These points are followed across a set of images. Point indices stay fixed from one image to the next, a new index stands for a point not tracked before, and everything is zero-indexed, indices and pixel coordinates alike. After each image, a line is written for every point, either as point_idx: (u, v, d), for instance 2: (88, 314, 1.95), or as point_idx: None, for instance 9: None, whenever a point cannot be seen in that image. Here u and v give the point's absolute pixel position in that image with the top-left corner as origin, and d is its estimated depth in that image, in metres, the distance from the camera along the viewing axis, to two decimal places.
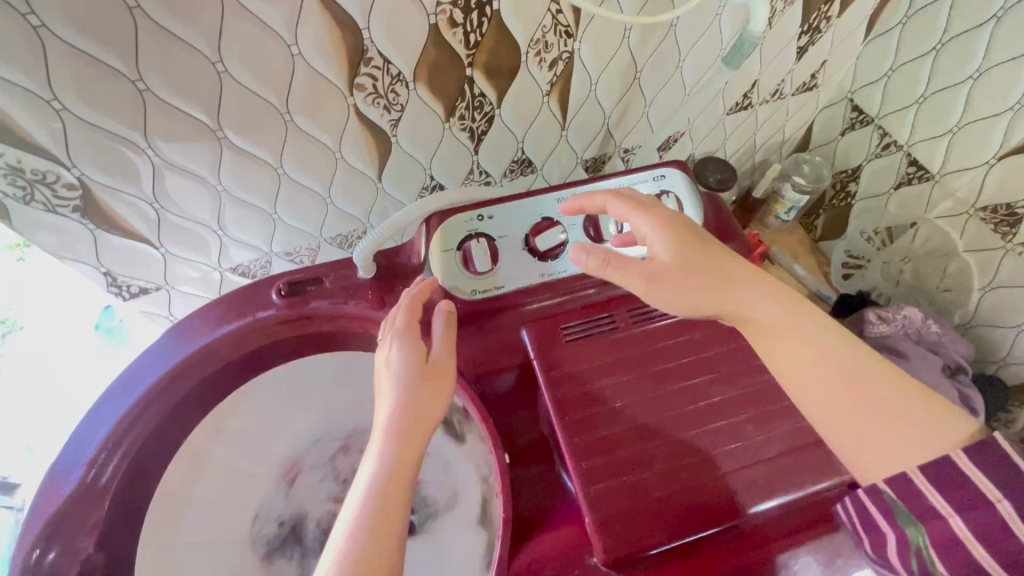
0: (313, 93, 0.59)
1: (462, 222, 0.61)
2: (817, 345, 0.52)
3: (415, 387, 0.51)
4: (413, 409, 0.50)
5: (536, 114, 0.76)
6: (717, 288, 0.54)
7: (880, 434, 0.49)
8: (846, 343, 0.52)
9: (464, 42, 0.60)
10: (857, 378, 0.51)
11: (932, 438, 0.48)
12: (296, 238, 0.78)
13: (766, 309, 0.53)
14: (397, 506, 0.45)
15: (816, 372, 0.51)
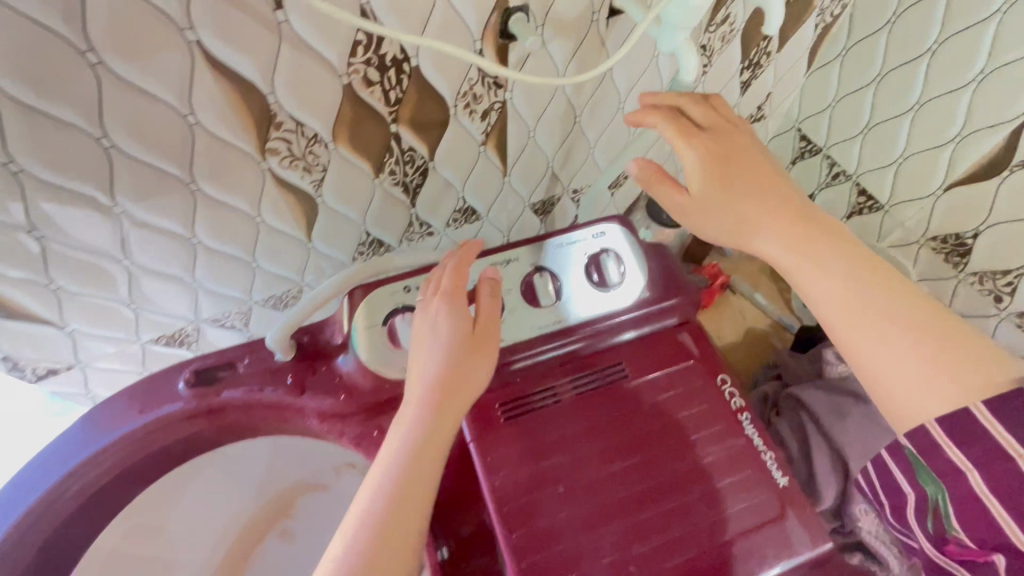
0: (221, 161, 0.54)
1: (388, 294, 0.56)
2: (835, 268, 0.50)
3: (454, 358, 0.49)
4: (448, 382, 0.48)
5: (474, 164, 0.72)
6: (763, 214, 0.51)
7: (886, 372, 0.48)
8: (874, 280, 0.49)
9: (384, 99, 0.57)
10: (882, 311, 0.48)
11: (943, 387, 0.47)
12: (223, 304, 0.73)
13: (784, 237, 0.51)
14: (418, 493, 0.43)
15: (853, 297, 0.49)
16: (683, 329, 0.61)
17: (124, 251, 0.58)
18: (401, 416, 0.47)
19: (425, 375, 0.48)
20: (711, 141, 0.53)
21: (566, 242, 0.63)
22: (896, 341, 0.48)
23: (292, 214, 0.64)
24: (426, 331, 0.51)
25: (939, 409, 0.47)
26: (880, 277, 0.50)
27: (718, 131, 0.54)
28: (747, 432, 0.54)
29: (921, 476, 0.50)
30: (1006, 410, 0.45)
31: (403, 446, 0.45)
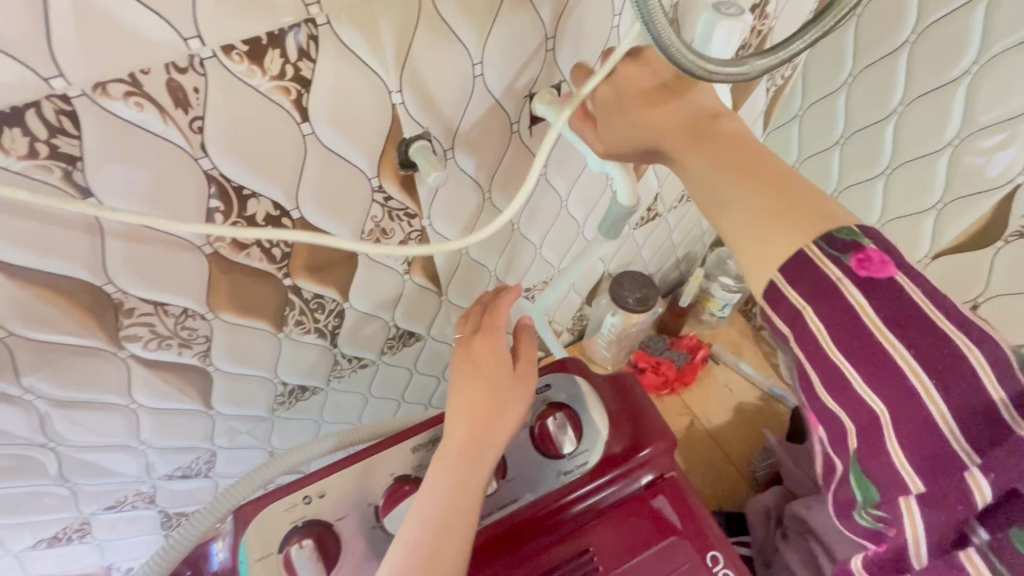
0: (59, 361, 0.44)
1: (287, 504, 0.46)
2: (697, 166, 0.41)
3: (502, 388, 0.48)
4: (492, 409, 0.47)
5: (400, 293, 0.62)
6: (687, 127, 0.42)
7: (724, 225, 0.39)
8: (741, 167, 0.40)
9: (268, 258, 0.47)
10: (726, 189, 0.39)
11: (775, 236, 0.37)
12: (115, 490, 0.61)
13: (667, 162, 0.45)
14: (461, 518, 0.42)
15: (718, 180, 0.40)
16: (661, 489, 0.52)
17: None
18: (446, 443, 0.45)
19: (466, 405, 0.46)
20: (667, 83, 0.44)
21: None
22: (732, 206, 0.39)
23: (176, 391, 0.53)
24: (461, 357, 0.50)
25: (779, 255, 0.36)
26: (755, 170, 0.39)
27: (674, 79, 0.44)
28: None
29: (765, 350, 0.41)
30: (805, 270, 0.35)
31: (448, 476, 0.44)
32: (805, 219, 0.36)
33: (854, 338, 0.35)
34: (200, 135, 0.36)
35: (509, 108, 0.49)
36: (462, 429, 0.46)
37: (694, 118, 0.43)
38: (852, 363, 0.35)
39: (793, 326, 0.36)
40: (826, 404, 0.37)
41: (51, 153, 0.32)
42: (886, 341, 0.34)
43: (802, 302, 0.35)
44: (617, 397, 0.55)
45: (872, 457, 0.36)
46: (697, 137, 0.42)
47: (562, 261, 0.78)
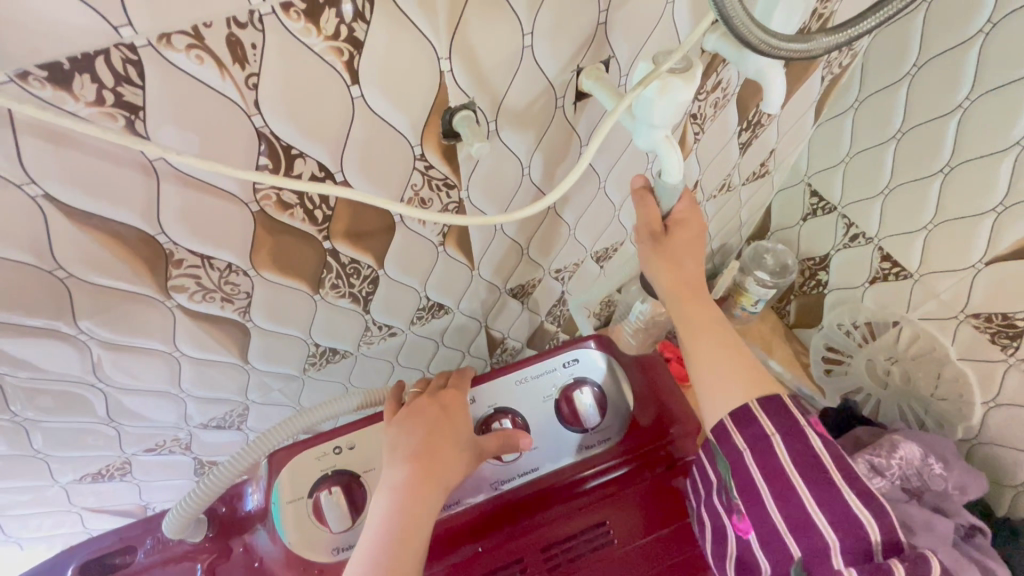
0: (113, 307, 0.46)
1: (317, 457, 0.48)
2: (693, 318, 0.51)
3: (432, 428, 0.47)
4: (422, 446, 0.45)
5: (433, 265, 0.63)
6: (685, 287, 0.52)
7: (696, 349, 0.50)
8: (717, 329, 0.51)
9: (309, 219, 0.48)
10: (699, 326, 0.51)
11: (726, 362, 0.49)
12: (156, 434, 0.65)
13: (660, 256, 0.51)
14: (415, 548, 0.41)
15: (705, 322, 0.51)
16: (682, 472, 0.54)
17: (10, 405, 0.50)
18: (387, 481, 0.44)
19: (396, 448, 0.46)
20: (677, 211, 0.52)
21: (530, 374, 0.53)
22: (703, 333, 0.50)
23: (217, 343, 0.55)
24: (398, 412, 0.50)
25: (731, 401, 0.48)
26: (702, 298, 0.52)
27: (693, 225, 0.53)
28: None
29: (721, 458, 0.49)
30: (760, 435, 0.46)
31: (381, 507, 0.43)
32: (761, 388, 0.48)
33: (781, 476, 0.45)
34: (254, 92, 0.36)
35: (556, 83, 0.49)
36: (394, 470, 0.45)
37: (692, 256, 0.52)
38: (806, 486, 0.44)
39: (757, 451, 0.46)
40: (763, 501, 0.46)
41: (117, 102, 0.33)
42: (800, 487, 0.44)
43: (772, 431, 0.45)
44: (642, 380, 0.55)
45: (809, 544, 0.43)
46: (682, 259, 0.51)
47: (595, 244, 0.77)
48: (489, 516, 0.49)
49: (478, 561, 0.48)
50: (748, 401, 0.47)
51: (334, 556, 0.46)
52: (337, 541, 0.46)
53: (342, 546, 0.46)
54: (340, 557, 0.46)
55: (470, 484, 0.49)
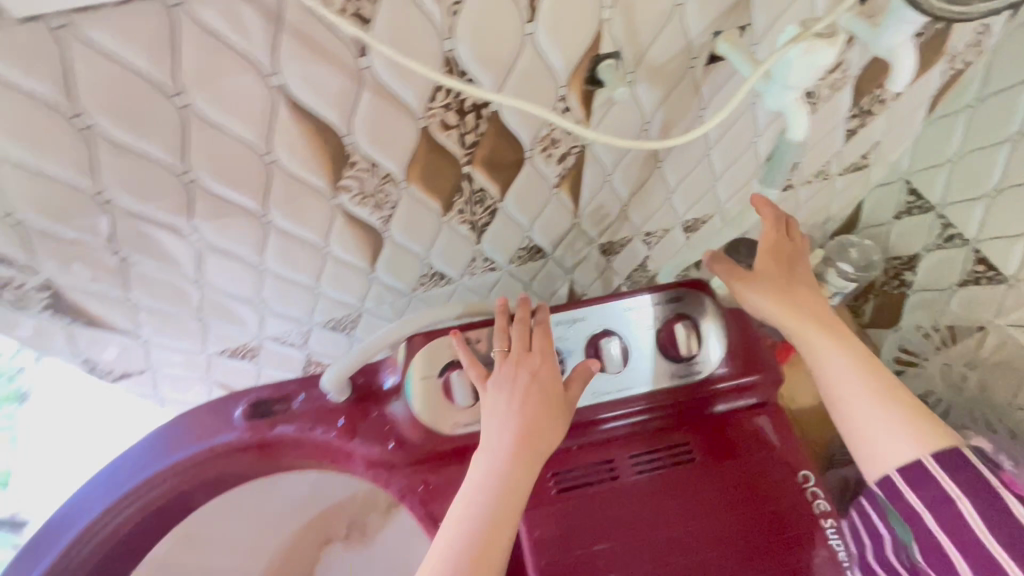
0: (293, 197, 0.55)
1: (448, 346, 0.53)
2: (839, 363, 0.54)
3: (555, 378, 0.49)
4: (543, 391, 0.48)
5: (544, 206, 0.69)
6: (812, 326, 0.56)
7: (848, 393, 0.53)
8: (870, 368, 0.54)
9: (460, 142, 0.55)
10: (850, 374, 0.53)
11: (882, 404, 0.52)
12: (286, 324, 0.74)
13: (766, 291, 0.58)
14: (523, 482, 0.44)
15: (853, 370, 0.53)
16: (763, 411, 0.54)
17: (195, 273, 0.59)
18: (491, 413, 0.47)
19: (513, 382, 0.48)
20: (779, 231, 0.60)
21: (642, 303, 0.56)
22: (836, 369, 0.54)
23: (357, 246, 0.64)
24: (516, 341, 0.51)
25: (903, 454, 0.51)
26: (844, 336, 0.56)
27: (791, 245, 0.60)
28: (827, 544, 0.48)
29: (896, 519, 0.53)
30: (930, 487, 0.49)
31: (501, 435, 0.46)
32: (920, 426, 0.51)
33: (965, 529, 0.50)
34: (454, 19, 0.43)
35: (695, 43, 0.53)
36: (512, 402, 0.47)
37: (797, 279, 0.59)
38: (999, 544, 0.48)
39: (938, 509, 0.50)
40: (954, 562, 0.50)
41: (355, 12, 0.40)
42: (992, 544, 0.48)
43: (957, 492, 0.49)
44: (736, 329, 0.57)
45: None
46: (785, 290, 0.58)
47: (688, 212, 0.82)
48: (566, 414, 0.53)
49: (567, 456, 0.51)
50: (923, 458, 0.50)
51: (454, 431, 0.51)
52: (458, 418, 0.52)
53: (462, 423, 0.51)
54: (458, 432, 0.51)
55: None
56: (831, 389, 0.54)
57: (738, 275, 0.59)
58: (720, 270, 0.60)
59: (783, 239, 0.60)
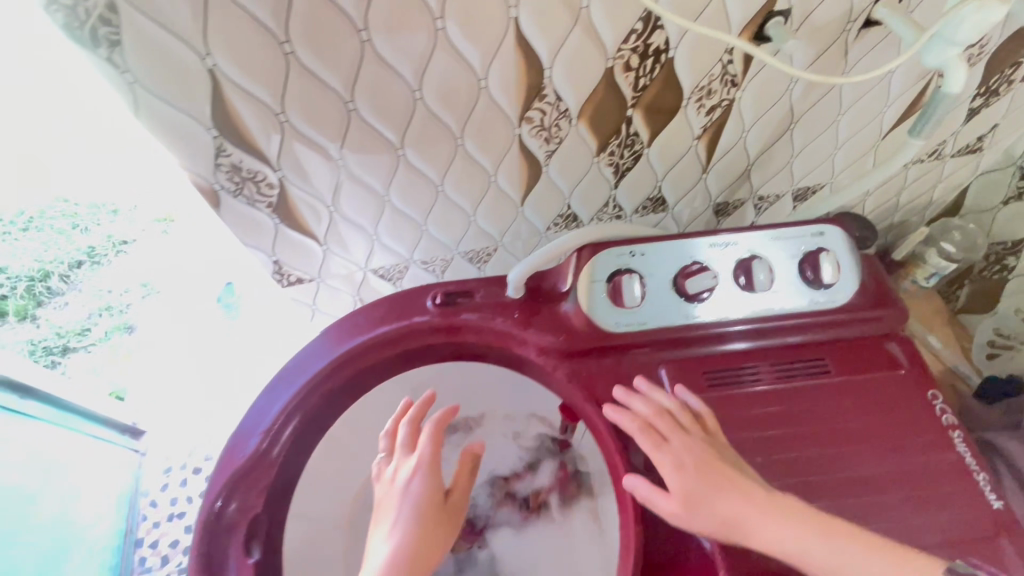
0: (487, 122, 0.63)
1: (615, 255, 0.60)
2: (790, 530, 0.47)
3: (437, 489, 0.57)
4: (430, 509, 0.56)
5: (680, 157, 0.77)
6: (749, 504, 0.49)
7: (812, 549, 0.46)
8: (767, 509, 0.48)
9: (633, 84, 0.63)
10: (767, 514, 0.48)
11: (832, 544, 0.46)
12: (435, 250, 0.83)
13: (697, 502, 0.50)
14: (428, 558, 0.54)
15: (790, 516, 0.47)
16: (892, 339, 0.60)
17: (388, 186, 0.69)
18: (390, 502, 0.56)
19: (406, 494, 0.56)
20: (697, 448, 0.52)
21: (785, 236, 0.61)
22: (764, 529, 0.48)
23: (518, 177, 0.73)
24: (407, 454, 0.59)
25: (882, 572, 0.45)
26: (728, 482, 0.50)
27: (710, 444, 0.52)
28: (958, 450, 0.53)
29: None
30: None
31: (386, 552, 0.53)
32: (896, 553, 0.45)
33: None
34: None
35: (857, 5, 0.59)
36: (403, 516, 0.55)
37: (730, 452, 0.52)
38: None
39: None
40: None
41: None
42: None
43: None
44: (870, 271, 0.62)
45: None
46: (733, 484, 0.50)
47: (803, 178, 0.87)
48: (716, 323, 0.59)
49: (717, 360, 0.58)
50: None
51: (616, 328, 0.59)
52: (620, 317, 0.59)
53: (624, 322, 0.59)
54: (619, 329, 0.58)
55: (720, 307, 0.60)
56: (784, 548, 0.47)
57: (666, 452, 0.52)
58: (626, 425, 0.54)
59: (672, 441, 0.52)
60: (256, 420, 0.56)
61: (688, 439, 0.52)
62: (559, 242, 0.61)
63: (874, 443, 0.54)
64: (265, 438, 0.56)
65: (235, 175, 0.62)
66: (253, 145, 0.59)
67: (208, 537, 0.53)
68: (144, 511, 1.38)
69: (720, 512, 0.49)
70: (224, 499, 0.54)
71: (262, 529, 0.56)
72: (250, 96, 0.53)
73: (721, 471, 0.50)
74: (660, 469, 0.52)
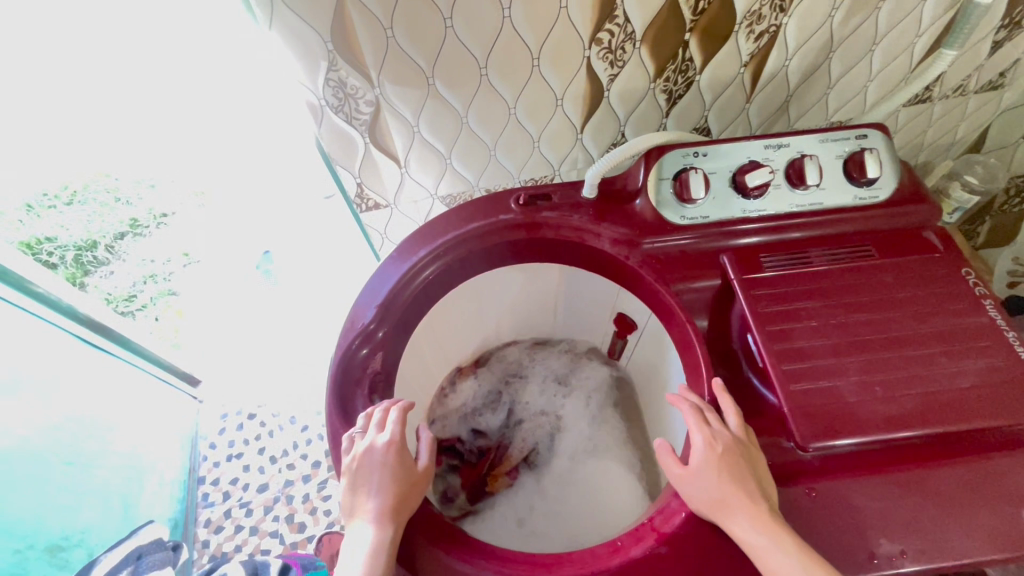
0: (561, 43, 0.70)
1: (680, 156, 0.67)
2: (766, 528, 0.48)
3: (410, 462, 0.56)
4: (402, 475, 0.55)
5: (728, 85, 0.84)
6: (749, 501, 0.49)
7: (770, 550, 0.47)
8: (755, 512, 0.48)
9: (693, 7, 0.70)
10: (746, 511, 0.48)
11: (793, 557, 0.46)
12: (500, 177, 0.91)
13: (713, 466, 0.51)
14: (402, 515, 0.53)
15: (769, 524, 0.48)
16: (929, 230, 0.67)
17: (467, 108, 0.76)
18: (362, 473, 0.54)
19: (384, 468, 0.54)
20: (731, 442, 0.52)
21: (829, 139, 0.68)
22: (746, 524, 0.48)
23: (582, 101, 0.80)
24: (380, 431, 0.56)
25: None
26: (748, 476, 0.50)
27: (745, 449, 0.52)
28: (990, 313, 0.59)
29: None
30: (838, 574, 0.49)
31: (366, 517, 0.52)
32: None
33: None
34: None
35: None
36: (381, 482, 0.54)
37: (759, 466, 0.52)
38: None
39: None
40: None
41: None
42: None
43: None
44: (910, 174, 0.69)
45: None
46: (746, 481, 0.50)
47: (837, 111, 0.94)
48: (772, 217, 0.67)
49: (773, 249, 0.66)
50: None
51: (680, 221, 0.67)
52: (683, 211, 0.67)
53: (686, 215, 0.66)
54: (683, 222, 0.66)
55: (772, 202, 0.67)
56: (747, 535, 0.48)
57: (710, 432, 0.53)
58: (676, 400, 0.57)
59: (714, 424, 0.53)
60: (371, 296, 0.63)
61: (725, 430, 0.53)
62: (629, 145, 0.67)
63: (913, 309, 0.60)
64: (378, 313, 0.63)
65: (340, 91, 0.70)
66: (359, 60, 0.66)
67: (341, 384, 0.60)
68: (204, 452, 1.47)
69: (712, 493, 0.50)
70: (353, 354, 0.61)
71: (379, 388, 0.63)
72: (367, 10, 0.61)
73: (738, 470, 0.51)
74: (693, 436, 0.53)
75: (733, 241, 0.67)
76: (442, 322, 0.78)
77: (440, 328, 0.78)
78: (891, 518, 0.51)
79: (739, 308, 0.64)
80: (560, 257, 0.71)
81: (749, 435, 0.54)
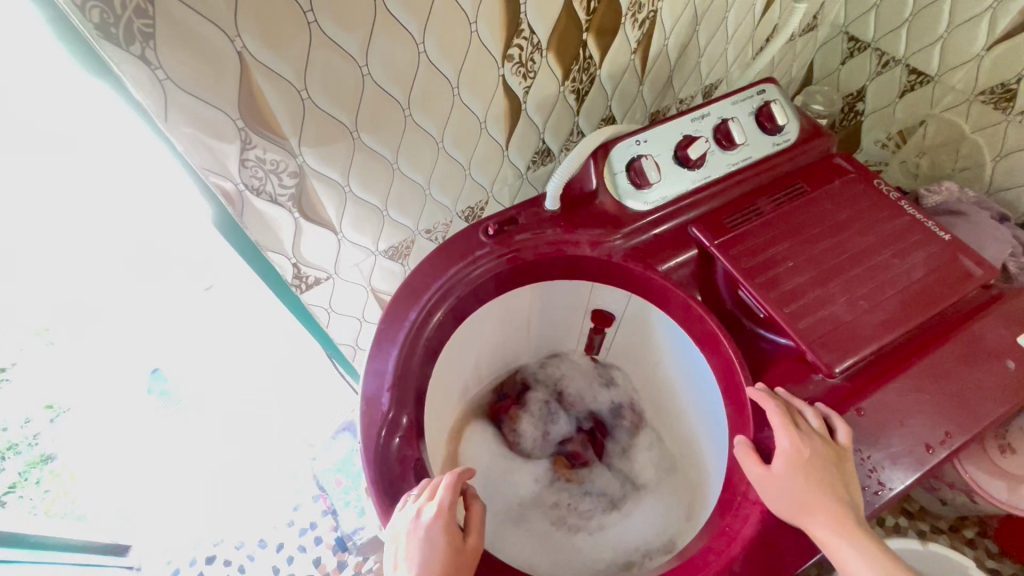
0: (477, 67, 0.69)
1: (624, 148, 0.70)
2: (839, 519, 0.50)
3: (458, 537, 0.52)
4: (452, 549, 0.51)
5: (623, 73, 0.88)
6: (829, 498, 0.51)
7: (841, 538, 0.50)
8: (831, 507, 0.51)
9: (586, 8, 0.72)
10: (824, 504, 0.51)
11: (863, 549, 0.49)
12: (437, 215, 0.87)
13: (800, 467, 0.52)
14: None
15: (841, 519, 0.50)
16: (837, 156, 0.76)
17: (397, 153, 0.72)
18: (402, 536, 0.50)
19: (429, 540, 0.50)
20: (818, 443, 0.54)
21: (737, 100, 0.75)
22: (825, 519, 0.50)
23: (503, 118, 0.79)
24: (427, 500, 0.52)
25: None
26: (832, 476, 0.52)
27: (834, 452, 0.54)
28: (909, 212, 0.69)
29: None
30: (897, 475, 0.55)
31: None
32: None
33: None
34: None
35: None
36: (425, 555, 0.50)
37: (845, 469, 0.53)
38: None
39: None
40: None
41: None
42: None
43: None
44: (805, 115, 0.78)
45: None
46: (830, 480, 0.52)
47: (708, 75, 1.04)
48: (717, 181, 0.72)
49: (728, 209, 0.71)
50: None
51: (645, 207, 0.69)
52: (646, 197, 0.69)
53: (649, 200, 0.69)
54: (648, 207, 0.69)
55: (713, 167, 0.72)
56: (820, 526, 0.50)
57: (800, 436, 0.54)
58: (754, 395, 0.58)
59: (802, 428, 0.55)
60: (379, 380, 0.58)
61: (813, 433, 0.55)
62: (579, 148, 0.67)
63: (856, 227, 0.68)
64: (394, 396, 0.57)
65: (258, 169, 0.62)
66: (276, 132, 0.59)
67: (383, 486, 0.54)
68: None
69: (794, 489, 0.52)
70: (384, 448, 0.55)
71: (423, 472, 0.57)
72: (276, 77, 0.55)
73: (825, 471, 0.52)
74: (779, 439, 0.55)
75: (694, 212, 0.70)
76: (444, 381, 0.73)
77: (440, 387, 0.73)
78: (914, 409, 0.58)
79: (724, 270, 0.68)
80: (544, 276, 0.70)
81: (839, 438, 0.55)
